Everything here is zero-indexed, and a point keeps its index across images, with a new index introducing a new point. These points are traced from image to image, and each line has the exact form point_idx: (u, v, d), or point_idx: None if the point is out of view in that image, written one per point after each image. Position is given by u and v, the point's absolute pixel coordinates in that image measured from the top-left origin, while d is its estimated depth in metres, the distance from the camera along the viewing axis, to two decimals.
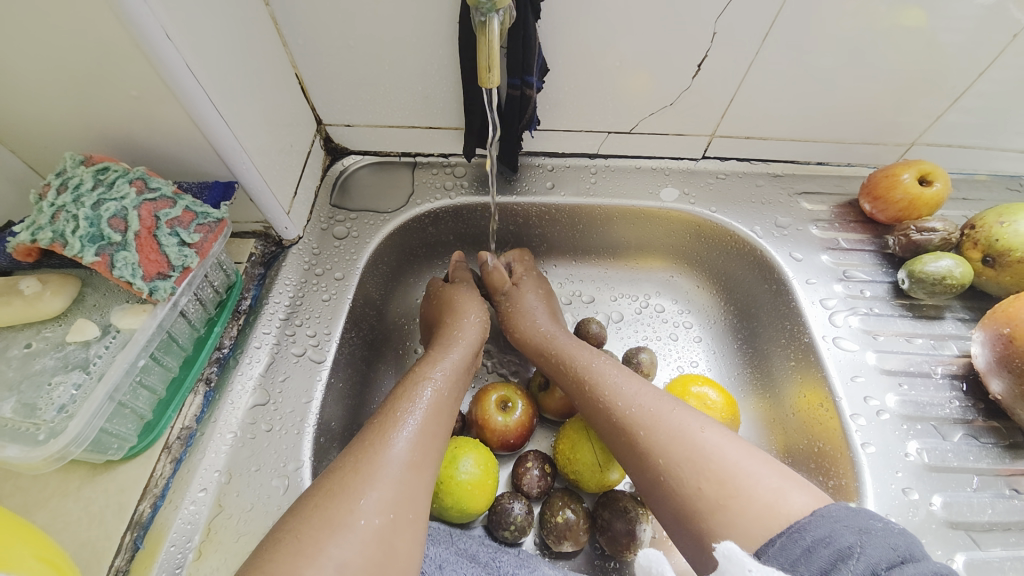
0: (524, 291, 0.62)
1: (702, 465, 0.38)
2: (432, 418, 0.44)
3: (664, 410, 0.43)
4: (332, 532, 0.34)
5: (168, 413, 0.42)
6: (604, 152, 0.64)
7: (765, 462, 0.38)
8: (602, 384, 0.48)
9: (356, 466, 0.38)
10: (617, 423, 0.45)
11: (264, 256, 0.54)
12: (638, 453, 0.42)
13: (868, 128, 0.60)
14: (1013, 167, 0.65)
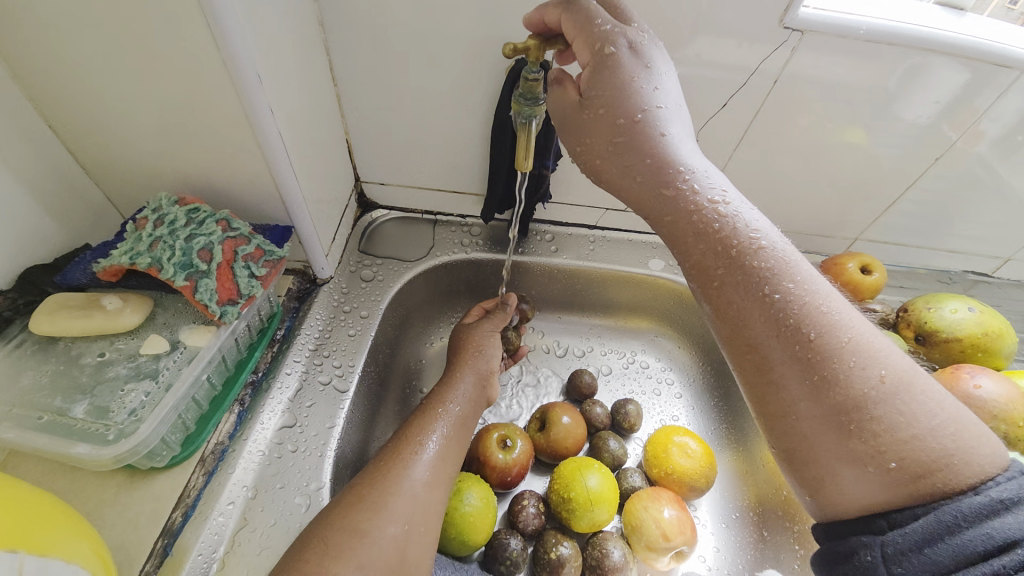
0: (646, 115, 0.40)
1: (866, 419, 0.34)
2: (450, 442, 0.48)
3: (837, 338, 0.35)
4: (360, 545, 0.38)
5: (208, 428, 0.45)
6: (603, 224, 0.75)
7: (946, 425, 0.33)
8: (774, 264, 0.37)
9: (374, 480, 0.42)
10: (780, 322, 0.36)
11: (299, 291, 0.60)
12: (776, 378, 0.37)
13: (818, 223, 0.73)
14: (934, 265, 0.78)
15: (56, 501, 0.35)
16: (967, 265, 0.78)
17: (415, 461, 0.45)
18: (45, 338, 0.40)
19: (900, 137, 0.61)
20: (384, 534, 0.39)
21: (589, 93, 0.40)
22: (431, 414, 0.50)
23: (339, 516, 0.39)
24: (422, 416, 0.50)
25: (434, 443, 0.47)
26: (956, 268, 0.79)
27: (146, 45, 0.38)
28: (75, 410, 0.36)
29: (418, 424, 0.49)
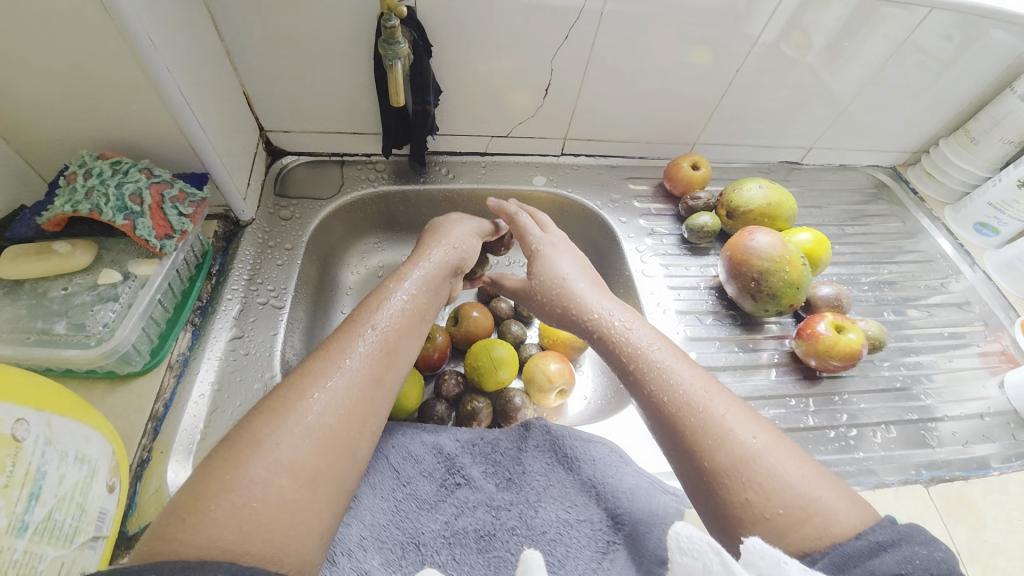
0: (554, 247, 0.68)
1: (751, 473, 0.43)
2: (394, 326, 0.53)
3: (719, 403, 0.48)
4: (294, 410, 0.43)
5: (169, 341, 0.56)
6: (490, 150, 0.87)
7: (818, 475, 0.44)
8: (657, 346, 0.54)
9: (334, 351, 0.49)
10: (666, 391, 0.50)
11: (225, 233, 0.69)
12: (693, 442, 0.46)
13: (664, 133, 0.89)
14: (758, 158, 0.98)
15: (39, 377, 0.40)
16: (781, 156, 0.99)
17: (356, 343, 0.50)
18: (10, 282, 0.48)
19: (742, 59, 0.77)
20: (315, 410, 0.43)
21: (534, 276, 0.66)
22: (376, 304, 0.55)
23: (274, 399, 0.44)
24: (365, 308, 0.54)
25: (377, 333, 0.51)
26: (774, 159, 0.99)
27: (42, 18, 0.45)
28: (58, 327, 0.46)
29: (359, 317, 0.53)
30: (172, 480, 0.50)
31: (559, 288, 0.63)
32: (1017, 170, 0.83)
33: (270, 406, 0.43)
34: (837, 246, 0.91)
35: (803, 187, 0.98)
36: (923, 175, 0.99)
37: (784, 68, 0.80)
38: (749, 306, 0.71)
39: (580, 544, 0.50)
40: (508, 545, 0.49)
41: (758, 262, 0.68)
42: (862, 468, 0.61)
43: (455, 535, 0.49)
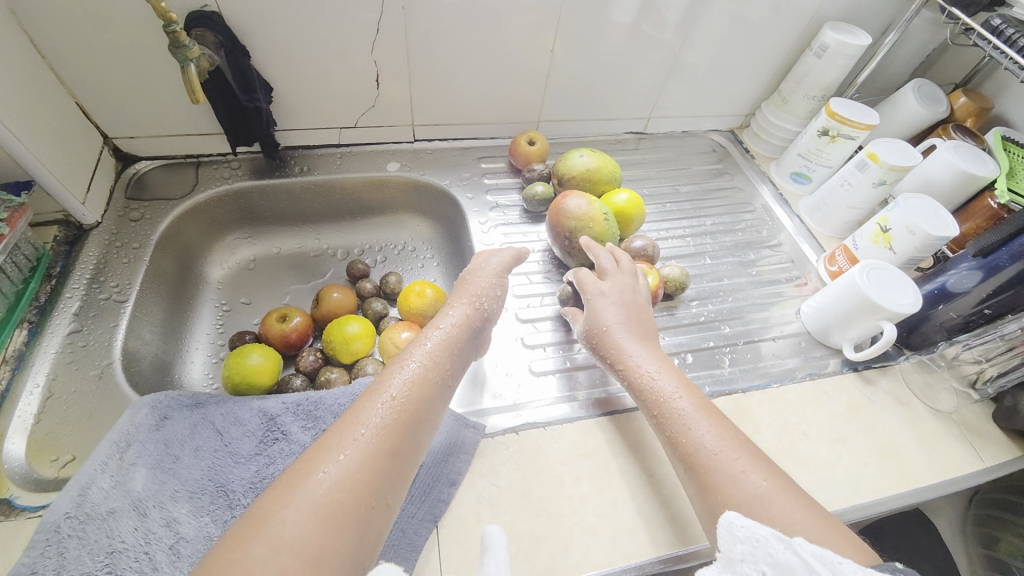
0: (603, 297, 0.68)
1: (759, 511, 0.47)
2: (414, 379, 0.52)
3: (728, 455, 0.52)
4: (309, 481, 0.42)
5: (1, 338, 0.61)
6: (344, 141, 0.93)
7: (815, 518, 0.47)
8: (676, 399, 0.58)
9: (342, 430, 0.46)
10: (688, 447, 0.54)
11: (68, 237, 0.73)
12: (706, 484, 0.51)
13: (506, 113, 0.97)
14: (605, 130, 1.07)
15: None
16: (626, 127, 1.08)
17: (372, 409, 0.48)
18: None
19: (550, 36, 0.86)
20: (322, 478, 0.42)
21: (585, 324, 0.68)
22: (396, 365, 0.53)
23: (301, 461, 0.44)
24: (388, 370, 0.53)
25: (397, 391, 0.50)
26: (621, 130, 1.08)
27: None
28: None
29: (382, 379, 0.52)
30: (8, 455, 0.54)
31: (615, 348, 0.64)
32: (816, 121, 0.94)
33: (282, 481, 0.42)
34: (670, 203, 0.99)
35: (649, 153, 1.08)
36: (754, 136, 1.12)
37: (595, 46, 0.89)
38: (571, 263, 0.79)
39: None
40: None
41: (568, 222, 0.76)
42: None
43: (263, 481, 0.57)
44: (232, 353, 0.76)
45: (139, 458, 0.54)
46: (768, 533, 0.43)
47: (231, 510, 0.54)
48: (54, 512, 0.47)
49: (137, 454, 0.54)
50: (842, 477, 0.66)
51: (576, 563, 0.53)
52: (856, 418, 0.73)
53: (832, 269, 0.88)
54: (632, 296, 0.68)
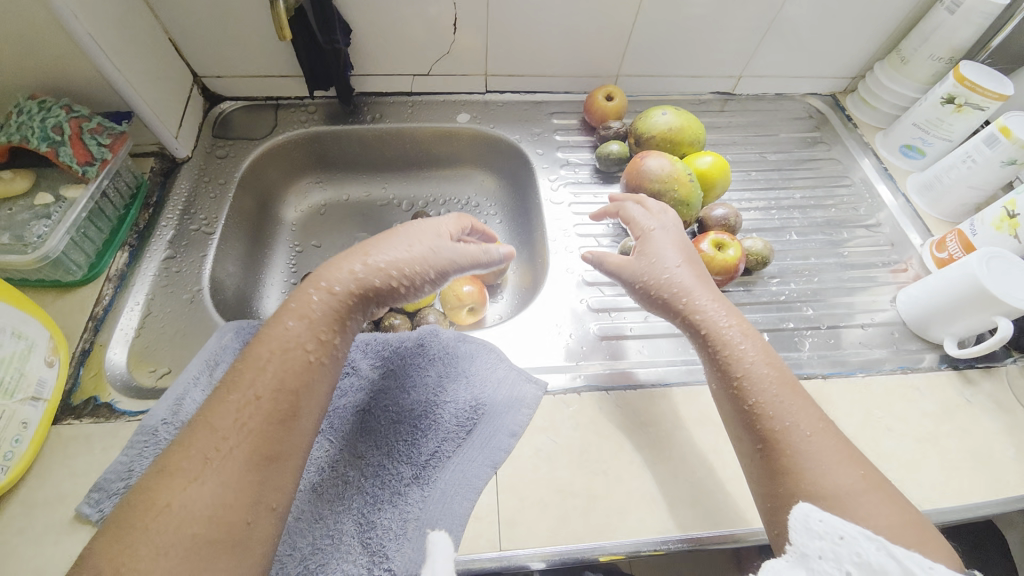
0: (662, 233, 0.60)
1: (847, 506, 0.43)
2: (286, 373, 0.46)
3: (817, 441, 0.46)
4: (174, 502, 0.39)
5: (106, 258, 0.66)
6: (416, 89, 0.92)
7: (903, 518, 0.43)
8: (755, 365, 0.50)
9: (200, 440, 0.42)
10: (764, 421, 0.48)
11: (163, 169, 0.77)
12: (782, 468, 0.46)
13: (585, 66, 0.91)
14: (688, 89, 0.99)
15: None
16: (712, 87, 0.99)
17: (226, 415, 0.43)
18: None
19: None
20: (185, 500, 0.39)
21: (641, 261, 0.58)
22: (259, 352, 0.47)
23: (161, 478, 0.40)
24: (244, 364, 0.46)
25: (261, 388, 0.45)
26: (706, 90, 1.00)
27: None
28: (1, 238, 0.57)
29: (242, 375, 0.46)
30: (110, 364, 0.60)
31: (675, 290, 0.55)
32: (939, 87, 0.82)
33: (147, 492, 0.40)
34: (755, 172, 0.91)
35: (735, 116, 0.99)
36: (860, 102, 1.00)
37: None
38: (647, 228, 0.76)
39: (443, 420, 0.58)
40: (379, 420, 0.57)
41: (651, 184, 0.71)
42: None
43: (337, 410, 0.58)
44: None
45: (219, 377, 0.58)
46: (856, 531, 0.40)
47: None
48: (152, 417, 0.54)
49: (222, 372, 0.59)
50: (927, 479, 0.61)
51: (631, 526, 0.53)
52: (951, 419, 0.66)
53: (939, 256, 0.78)
54: (678, 236, 0.60)
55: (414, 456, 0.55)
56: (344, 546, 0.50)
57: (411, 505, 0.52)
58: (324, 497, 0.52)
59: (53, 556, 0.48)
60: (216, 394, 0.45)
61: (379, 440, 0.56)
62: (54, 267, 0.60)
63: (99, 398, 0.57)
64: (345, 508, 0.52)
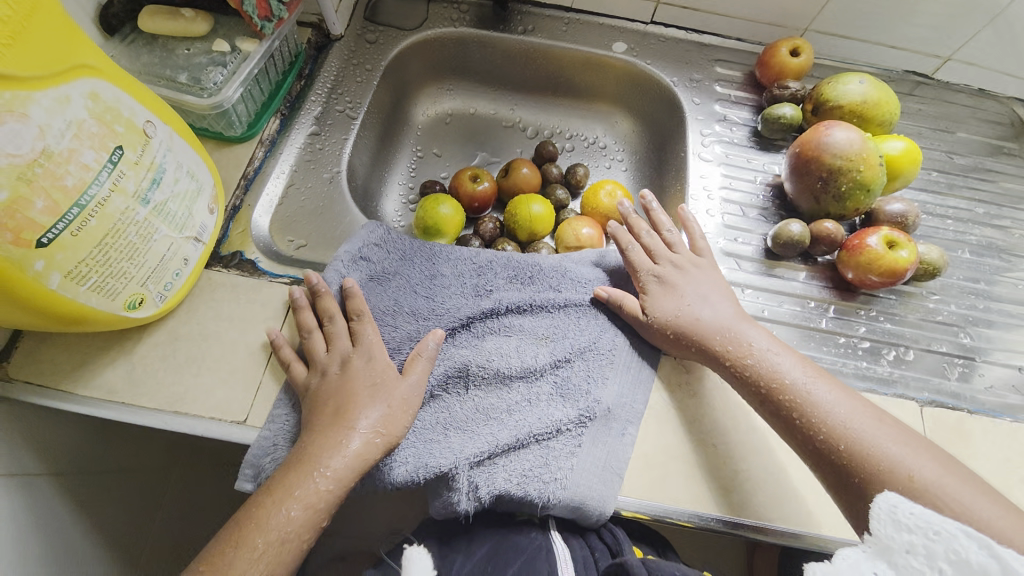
0: (660, 281, 0.59)
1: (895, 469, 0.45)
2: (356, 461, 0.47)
3: (862, 423, 0.47)
4: (235, 557, 0.43)
5: (262, 121, 0.67)
6: (576, 7, 0.85)
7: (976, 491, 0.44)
8: (787, 375, 0.50)
9: (244, 529, 0.44)
10: (811, 425, 0.48)
11: (317, 44, 0.77)
12: (846, 463, 0.46)
13: (771, 13, 0.80)
14: (879, 61, 0.86)
15: (168, 108, 0.51)
16: (907, 64, 0.86)
17: (278, 516, 0.44)
18: (148, 35, 0.60)
19: None
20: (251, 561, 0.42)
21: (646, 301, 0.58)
22: (312, 462, 0.46)
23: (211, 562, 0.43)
24: (314, 438, 0.47)
25: (318, 502, 0.45)
26: (899, 67, 0.87)
27: None
28: (180, 77, 0.59)
29: (311, 446, 0.47)
30: (255, 226, 0.62)
31: (698, 331, 0.55)
32: None
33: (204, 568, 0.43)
34: (935, 172, 0.80)
35: (926, 104, 0.86)
36: None
37: None
38: (806, 208, 0.68)
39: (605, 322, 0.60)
40: (547, 316, 0.60)
41: (830, 159, 0.63)
42: (859, 374, 0.61)
43: (497, 322, 0.60)
44: (426, 199, 0.78)
45: (362, 274, 0.60)
46: (953, 526, 0.36)
47: (480, 334, 0.59)
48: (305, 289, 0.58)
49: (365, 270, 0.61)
50: None
51: None
52: None
53: None
54: (705, 270, 0.60)
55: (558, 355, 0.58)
56: (525, 445, 0.53)
57: (594, 381, 0.56)
58: (497, 399, 0.55)
59: (194, 386, 0.52)
60: (262, 491, 0.46)
61: (560, 328, 0.60)
62: (219, 118, 0.62)
63: (243, 254, 0.60)
64: (521, 411, 0.55)
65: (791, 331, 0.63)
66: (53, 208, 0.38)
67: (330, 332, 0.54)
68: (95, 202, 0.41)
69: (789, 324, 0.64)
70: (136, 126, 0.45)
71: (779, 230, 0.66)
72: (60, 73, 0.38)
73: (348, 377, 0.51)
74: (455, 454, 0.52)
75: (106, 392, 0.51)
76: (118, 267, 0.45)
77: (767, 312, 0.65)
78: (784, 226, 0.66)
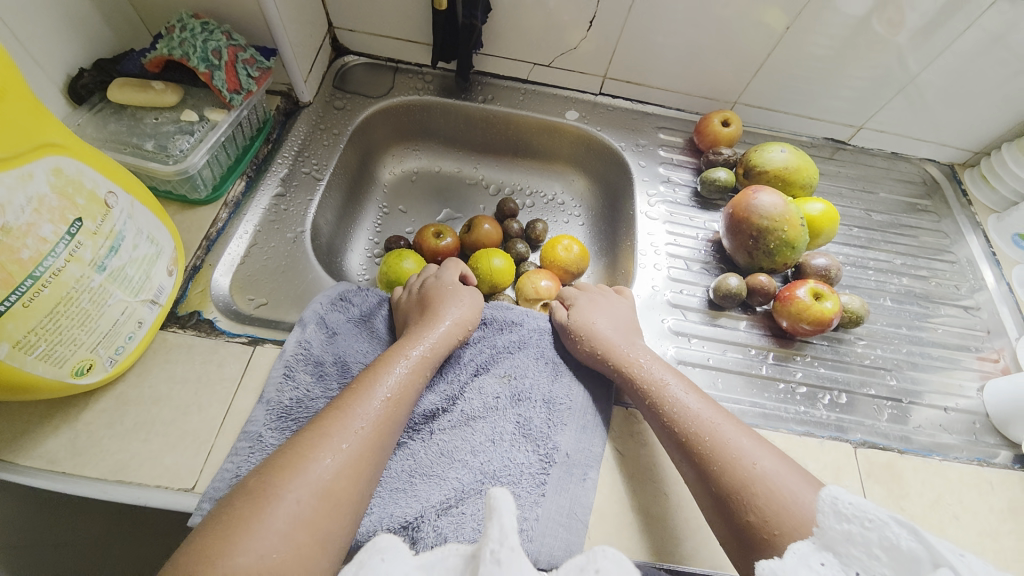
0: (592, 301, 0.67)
1: (772, 495, 0.45)
2: (365, 446, 0.46)
3: (750, 447, 0.49)
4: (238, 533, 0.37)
5: (227, 184, 0.69)
6: (531, 78, 0.92)
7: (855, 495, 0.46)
8: (676, 391, 0.55)
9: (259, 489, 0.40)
10: (695, 437, 0.51)
11: (286, 109, 0.81)
12: (732, 494, 0.47)
13: (705, 87, 0.90)
14: (801, 130, 0.97)
15: (133, 178, 0.53)
16: (826, 132, 0.97)
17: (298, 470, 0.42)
18: (116, 104, 0.63)
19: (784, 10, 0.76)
20: (254, 550, 0.37)
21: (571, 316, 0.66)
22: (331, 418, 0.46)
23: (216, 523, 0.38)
24: (323, 425, 0.46)
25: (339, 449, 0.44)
26: (820, 135, 0.98)
27: None
28: (147, 145, 0.61)
29: (316, 435, 0.45)
30: (216, 285, 0.63)
31: (604, 339, 0.62)
32: None
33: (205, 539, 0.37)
34: (856, 228, 0.89)
35: (845, 167, 0.96)
36: (977, 179, 0.95)
37: (837, 32, 0.79)
38: (743, 262, 0.74)
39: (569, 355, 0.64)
40: (514, 354, 0.63)
41: (759, 218, 0.70)
42: (799, 419, 0.65)
43: (465, 365, 0.62)
44: (390, 254, 0.80)
45: (340, 316, 0.63)
46: (884, 513, 0.38)
47: (455, 376, 0.61)
48: (263, 352, 0.58)
49: (346, 314, 0.63)
50: None
51: (685, 553, 0.52)
52: (1017, 520, 0.60)
53: None
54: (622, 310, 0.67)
55: (535, 389, 0.60)
56: (490, 487, 0.53)
57: (563, 419, 0.58)
58: (461, 442, 0.56)
59: (142, 453, 0.51)
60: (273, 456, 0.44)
61: (527, 369, 0.62)
62: (184, 182, 0.64)
63: (201, 314, 0.60)
64: (485, 452, 0.55)
65: (735, 378, 0.67)
66: (7, 280, 0.39)
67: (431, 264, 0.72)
68: (50, 272, 0.42)
69: (733, 371, 0.68)
70: (99, 196, 0.47)
71: (720, 282, 0.71)
72: (23, 152, 0.40)
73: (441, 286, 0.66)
74: (420, 502, 0.52)
75: (45, 461, 0.50)
76: (68, 334, 0.45)
77: (714, 362, 0.69)
78: (723, 280, 0.71)
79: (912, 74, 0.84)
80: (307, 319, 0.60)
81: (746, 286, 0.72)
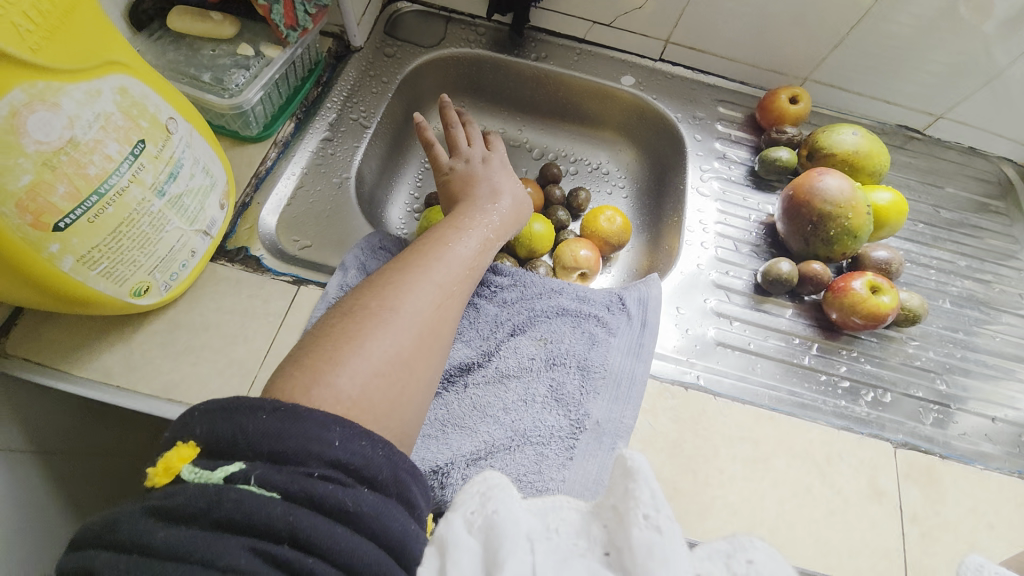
0: None
1: None
2: (444, 301, 0.48)
3: None
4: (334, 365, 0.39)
5: (277, 124, 0.69)
6: (589, 38, 0.88)
7: None
8: None
9: (350, 329, 0.41)
10: None
11: (337, 53, 0.80)
12: None
13: (773, 61, 0.84)
14: (872, 115, 0.90)
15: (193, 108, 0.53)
16: (900, 119, 0.90)
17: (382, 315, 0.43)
18: (175, 33, 0.63)
19: None
20: (351, 378, 0.38)
21: None
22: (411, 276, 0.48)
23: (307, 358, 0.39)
24: (400, 283, 0.47)
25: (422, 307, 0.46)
26: (892, 121, 0.91)
27: None
28: (204, 76, 0.61)
29: (396, 289, 0.46)
30: (263, 223, 0.64)
31: None
32: None
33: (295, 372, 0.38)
34: (920, 224, 0.84)
35: (916, 158, 0.90)
36: None
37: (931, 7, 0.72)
38: (797, 249, 0.71)
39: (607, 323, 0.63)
40: (551, 317, 0.63)
41: (822, 203, 0.66)
42: (838, 413, 0.63)
43: (503, 324, 0.62)
44: (430, 209, 0.79)
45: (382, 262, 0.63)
46: None
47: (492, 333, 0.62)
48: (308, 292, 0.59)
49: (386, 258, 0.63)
50: None
51: (708, 529, 0.52)
52: None
53: None
54: None
55: (572, 352, 0.60)
56: (520, 446, 0.54)
57: (594, 389, 0.58)
58: (494, 398, 0.57)
59: (190, 376, 0.53)
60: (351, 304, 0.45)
61: (564, 334, 0.62)
62: (237, 117, 0.64)
63: (248, 250, 0.61)
64: (518, 412, 0.56)
65: (775, 366, 0.65)
66: (74, 194, 0.40)
67: (471, 131, 0.71)
68: (114, 191, 0.43)
69: (774, 359, 0.66)
70: (160, 120, 0.47)
71: (770, 267, 0.68)
72: (95, 66, 0.40)
73: (489, 174, 0.66)
74: (452, 450, 0.53)
75: (102, 375, 0.52)
76: (128, 255, 0.46)
77: (754, 347, 0.67)
78: (774, 264, 0.68)
79: (1001, 66, 0.77)
80: (348, 264, 0.60)
81: (797, 274, 0.69)
